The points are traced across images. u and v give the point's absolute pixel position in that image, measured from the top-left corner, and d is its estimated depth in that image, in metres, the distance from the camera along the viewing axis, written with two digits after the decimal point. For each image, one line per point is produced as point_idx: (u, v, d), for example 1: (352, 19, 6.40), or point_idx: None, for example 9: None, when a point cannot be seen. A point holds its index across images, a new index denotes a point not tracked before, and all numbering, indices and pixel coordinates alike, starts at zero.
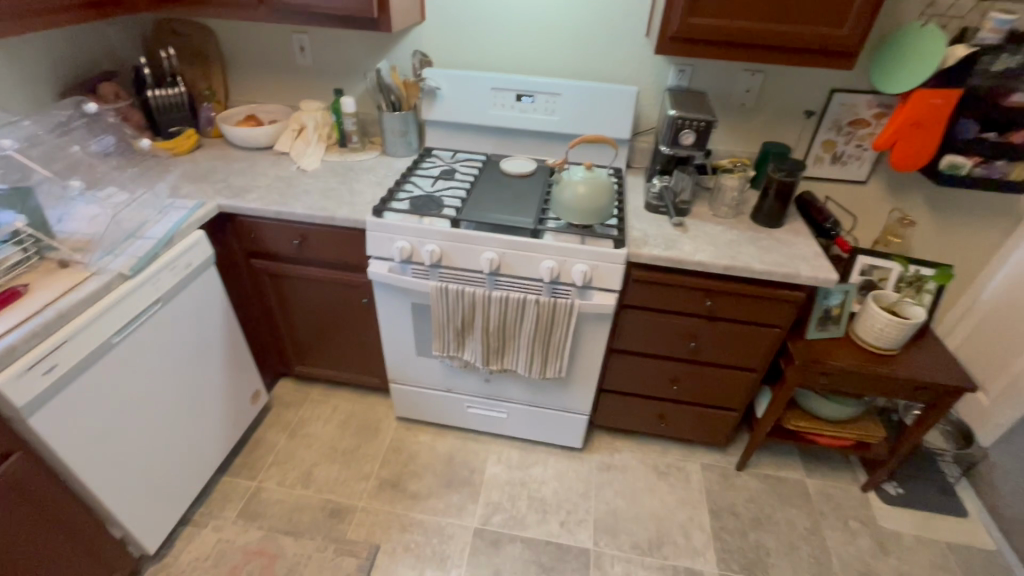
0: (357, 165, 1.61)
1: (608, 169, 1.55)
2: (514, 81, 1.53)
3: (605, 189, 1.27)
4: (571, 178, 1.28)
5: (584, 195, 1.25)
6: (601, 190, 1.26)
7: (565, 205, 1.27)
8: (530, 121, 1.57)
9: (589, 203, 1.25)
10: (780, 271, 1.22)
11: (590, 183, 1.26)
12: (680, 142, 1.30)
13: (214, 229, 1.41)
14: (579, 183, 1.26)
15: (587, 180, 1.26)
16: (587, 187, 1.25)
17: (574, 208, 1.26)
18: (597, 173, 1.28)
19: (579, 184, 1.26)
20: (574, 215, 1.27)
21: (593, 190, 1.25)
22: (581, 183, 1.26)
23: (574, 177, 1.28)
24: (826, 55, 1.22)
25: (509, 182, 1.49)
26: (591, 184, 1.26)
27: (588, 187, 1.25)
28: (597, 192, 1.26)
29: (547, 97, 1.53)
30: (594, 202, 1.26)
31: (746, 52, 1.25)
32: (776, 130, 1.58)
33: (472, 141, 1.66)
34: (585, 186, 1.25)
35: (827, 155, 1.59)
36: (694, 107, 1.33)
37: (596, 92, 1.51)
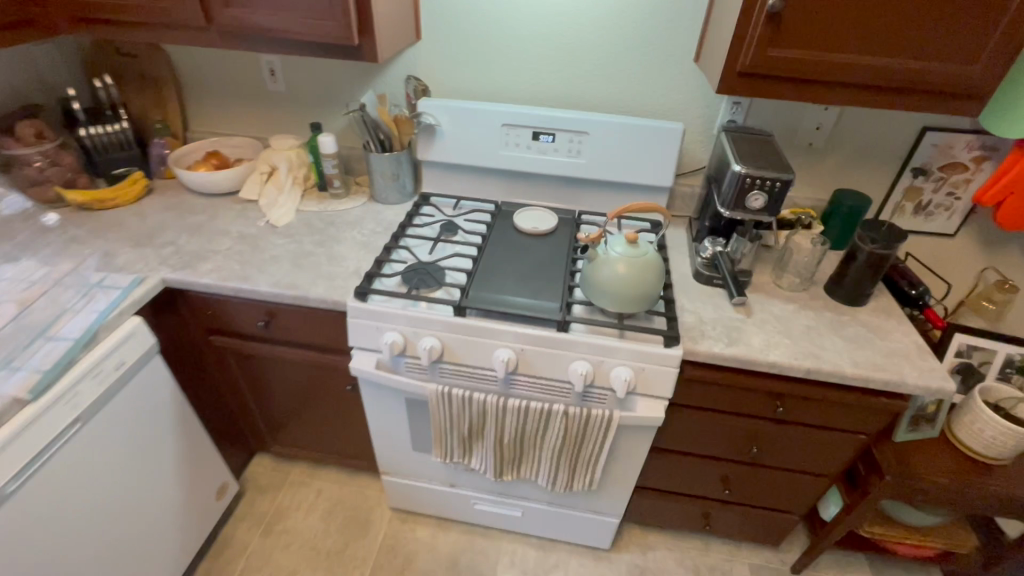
0: (340, 217, 1.33)
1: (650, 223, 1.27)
2: (530, 115, 1.25)
3: (653, 270, 0.99)
4: (611, 254, 0.99)
5: (626, 277, 0.97)
6: (647, 273, 0.98)
7: (599, 289, 0.99)
8: (549, 164, 1.28)
9: (631, 287, 0.97)
10: (879, 378, 0.95)
11: (633, 260, 0.98)
12: (745, 206, 1.02)
13: (160, 309, 1.13)
14: (619, 260, 0.98)
15: (630, 256, 0.98)
16: (628, 267, 0.97)
17: (610, 293, 0.98)
18: (643, 249, 0.99)
19: (619, 261, 0.98)
20: (611, 302, 0.99)
21: (635, 272, 0.97)
22: (622, 259, 0.98)
23: (613, 252, 0.99)
24: (939, 95, 0.95)
25: (526, 244, 1.21)
26: (634, 260, 0.98)
27: (630, 266, 0.97)
28: (640, 273, 0.98)
29: (572, 137, 1.25)
30: (638, 288, 0.98)
31: (837, 91, 0.97)
32: (848, 174, 1.30)
33: (478, 186, 1.38)
34: (626, 265, 0.97)
35: (910, 204, 1.32)
36: (764, 157, 1.05)
37: (632, 131, 1.23)
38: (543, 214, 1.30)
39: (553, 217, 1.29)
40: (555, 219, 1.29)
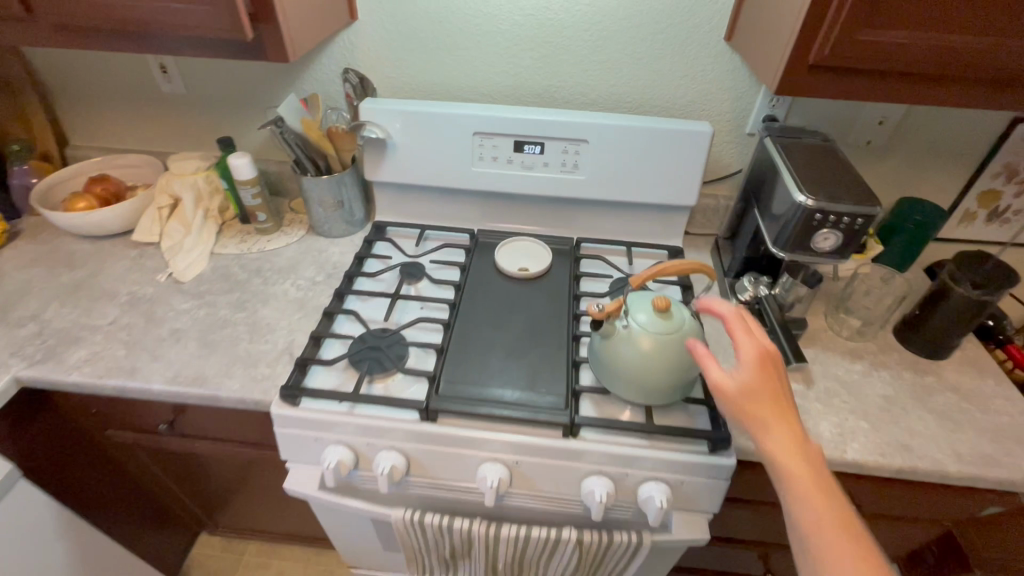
0: (269, 261, 1.02)
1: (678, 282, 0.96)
2: (509, 120, 0.94)
3: (689, 346, 0.72)
4: (632, 324, 0.72)
5: (652, 357, 0.70)
6: (683, 351, 0.71)
7: (617, 374, 0.73)
8: (537, 182, 0.99)
9: (660, 371, 0.71)
10: (989, 478, 0.72)
11: (662, 332, 0.71)
12: (808, 247, 0.76)
13: (19, 415, 0.83)
14: (643, 333, 0.71)
15: (657, 326, 0.71)
16: (656, 342, 0.70)
17: (632, 380, 0.72)
18: (676, 318, 0.72)
19: (643, 334, 0.71)
20: (633, 391, 0.73)
21: (665, 351, 0.70)
22: (646, 331, 0.71)
23: (634, 321, 0.72)
24: None
25: (513, 294, 0.93)
26: (662, 332, 0.71)
27: (658, 342, 0.70)
28: (673, 351, 0.70)
29: (567, 147, 0.95)
30: (670, 372, 0.71)
31: (940, 89, 0.68)
32: (912, 177, 1.04)
33: (447, 209, 1.08)
34: (653, 341, 0.70)
35: (982, 211, 1.07)
36: (832, 179, 0.77)
37: (644, 137, 0.93)
38: (532, 249, 1.02)
39: (546, 252, 1.01)
40: (548, 254, 1.00)
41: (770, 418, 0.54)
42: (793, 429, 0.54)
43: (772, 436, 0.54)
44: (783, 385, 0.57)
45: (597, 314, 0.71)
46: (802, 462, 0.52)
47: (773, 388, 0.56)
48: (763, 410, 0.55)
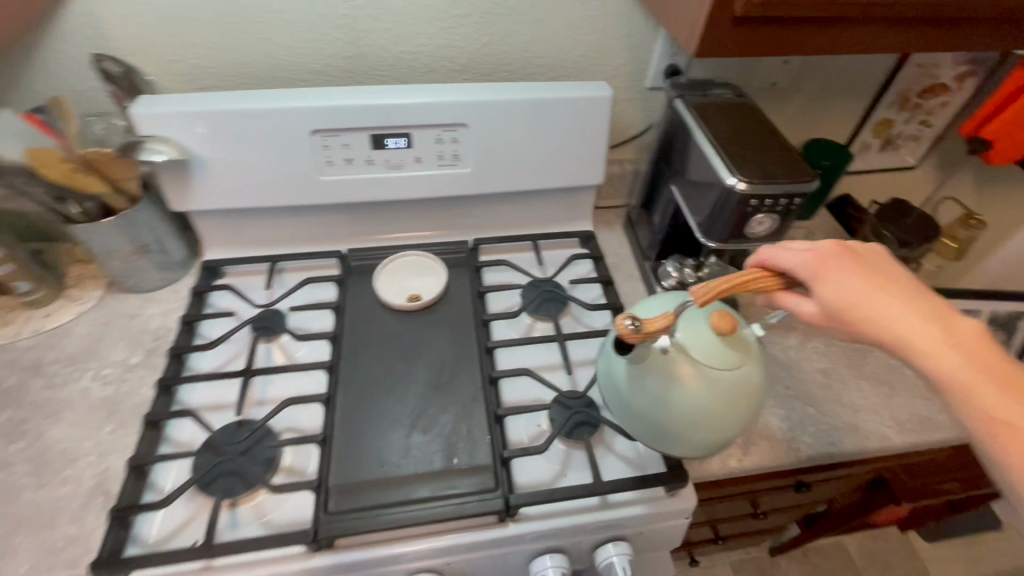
0: (53, 347, 0.72)
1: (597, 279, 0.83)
2: (356, 109, 0.70)
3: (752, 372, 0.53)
4: (674, 349, 0.52)
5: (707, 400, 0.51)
6: (744, 384, 0.53)
7: (659, 423, 0.54)
8: (411, 183, 0.77)
9: (716, 416, 0.52)
10: (930, 442, 0.70)
11: (714, 361, 0.51)
12: (742, 234, 0.65)
13: None
14: (689, 363, 0.51)
15: (710, 353, 0.51)
16: (707, 378, 0.51)
17: (675, 430, 0.54)
18: (731, 338, 0.52)
19: (689, 365, 0.51)
20: (680, 442, 0.55)
21: (723, 387, 0.51)
22: (689, 364, 0.51)
23: (679, 346, 0.52)
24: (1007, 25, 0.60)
25: (405, 333, 0.74)
26: (716, 361, 0.51)
27: (710, 377, 0.51)
28: (731, 389, 0.52)
29: (441, 134, 0.74)
30: (730, 416, 0.53)
31: (885, 32, 0.57)
32: (814, 116, 0.97)
33: (301, 229, 0.83)
34: (703, 376, 0.51)
35: (877, 141, 1.04)
36: (759, 147, 0.65)
37: (534, 111, 0.74)
38: (421, 266, 0.82)
39: (438, 268, 0.82)
40: (441, 270, 0.81)
41: (912, 323, 0.42)
42: (944, 323, 0.42)
43: (919, 345, 0.41)
44: (894, 272, 0.45)
45: (633, 335, 0.48)
46: (973, 362, 0.40)
47: (886, 285, 0.44)
48: (894, 318, 0.43)
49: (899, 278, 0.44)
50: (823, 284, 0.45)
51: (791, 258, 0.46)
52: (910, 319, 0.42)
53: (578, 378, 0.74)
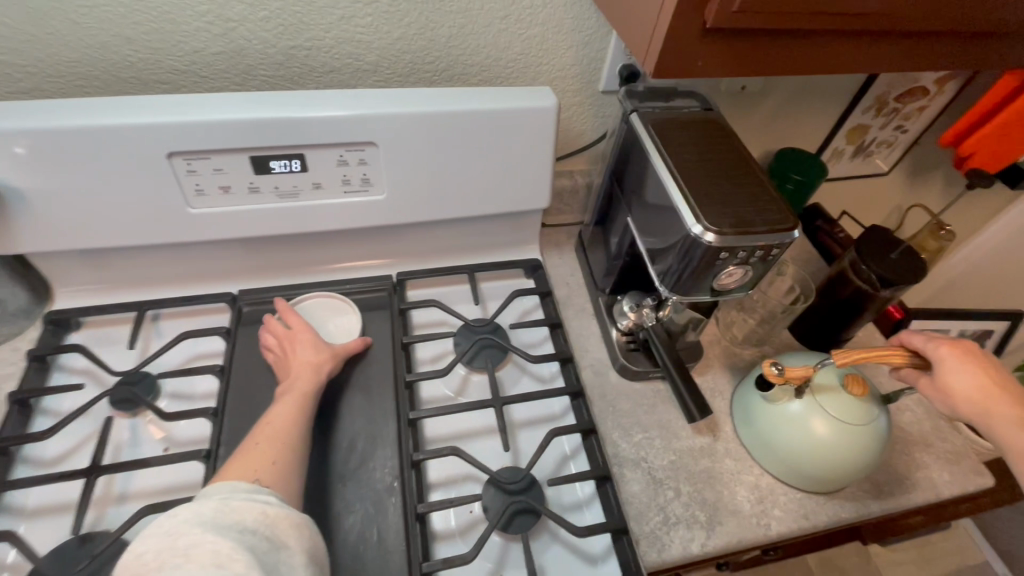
0: None
1: (542, 321, 0.70)
2: (226, 127, 0.54)
3: (879, 418, 0.59)
4: (806, 394, 0.60)
5: (834, 450, 0.57)
6: (878, 435, 0.59)
7: (791, 466, 0.60)
8: (312, 214, 0.63)
9: (847, 462, 0.58)
10: (907, 505, 0.63)
11: (838, 411, 0.58)
12: (708, 285, 0.54)
13: None
14: (818, 411, 0.58)
15: (840, 403, 0.58)
16: (834, 425, 0.58)
17: (801, 470, 0.59)
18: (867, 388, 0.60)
19: (816, 412, 0.58)
20: (815, 483, 0.60)
21: (852, 436, 0.57)
22: (821, 413, 0.58)
23: (811, 394, 0.59)
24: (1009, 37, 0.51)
25: None
26: (841, 410, 0.58)
27: (837, 426, 0.58)
28: (859, 436, 0.57)
29: (345, 156, 0.59)
30: (859, 464, 0.58)
31: (884, 43, 0.47)
32: (785, 123, 0.87)
33: (178, 268, 0.67)
34: (833, 426, 0.58)
35: (849, 148, 0.95)
36: (731, 179, 0.54)
37: (459, 125, 0.60)
38: (332, 312, 0.68)
39: (353, 313, 0.68)
40: (355, 316, 0.68)
41: (1009, 418, 0.50)
42: None
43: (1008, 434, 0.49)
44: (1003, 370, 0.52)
45: (777, 378, 0.57)
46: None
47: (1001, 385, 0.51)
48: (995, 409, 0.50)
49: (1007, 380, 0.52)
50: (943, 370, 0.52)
51: (924, 340, 0.53)
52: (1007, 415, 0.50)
53: (518, 448, 0.62)
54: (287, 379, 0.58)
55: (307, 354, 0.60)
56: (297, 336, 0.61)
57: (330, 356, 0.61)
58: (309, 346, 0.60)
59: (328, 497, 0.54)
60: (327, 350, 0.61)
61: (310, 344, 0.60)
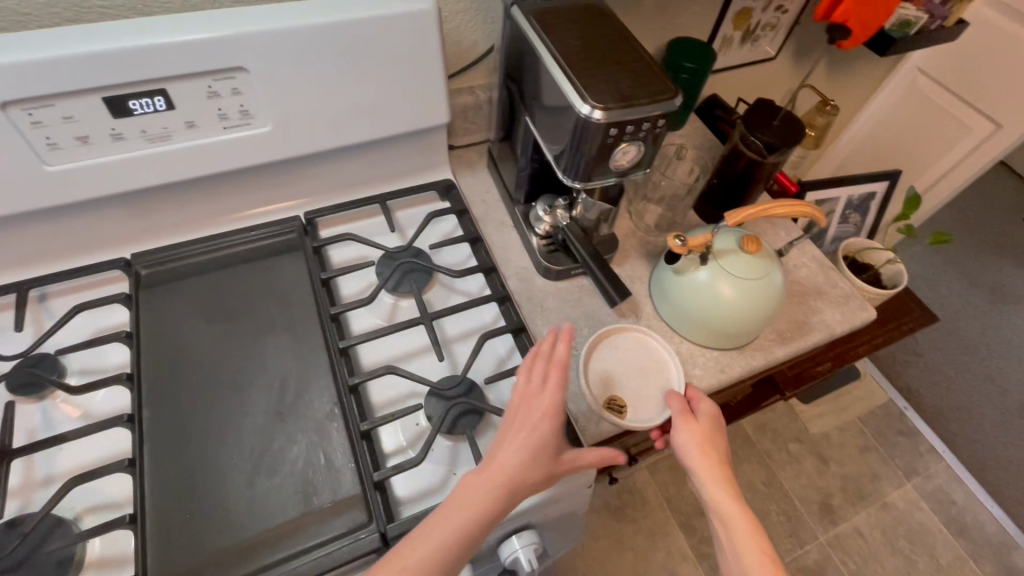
0: None
1: (460, 237, 0.71)
2: (63, 67, 0.48)
3: (775, 273, 0.65)
4: (709, 262, 0.65)
5: (738, 307, 0.62)
6: (776, 287, 0.64)
7: (704, 329, 0.66)
8: (191, 156, 0.58)
9: (752, 315, 0.63)
10: (807, 347, 0.71)
11: (737, 270, 0.63)
12: (605, 169, 0.56)
13: None
14: (720, 274, 0.64)
15: (739, 263, 0.64)
16: (735, 284, 0.63)
17: (713, 330, 0.65)
18: (762, 247, 0.65)
19: (719, 276, 0.63)
20: (727, 341, 0.67)
21: (753, 291, 0.63)
22: (723, 276, 0.63)
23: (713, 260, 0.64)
24: None
25: (232, 351, 0.59)
26: (740, 270, 0.63)
27: (738, 284, 0.63)
28: (758, 290, 0.63)
29: (214, 86, 0.55)
30: (762, 316, 0.64)
31: None
32: (673, 13, 0.87)
33: (56, 240, 0.61)
34: (735, 284, 0.63)
35: (737, 34, 0.98)
36: (614, 59, 0.54)
37: (333, 39, 0.57)
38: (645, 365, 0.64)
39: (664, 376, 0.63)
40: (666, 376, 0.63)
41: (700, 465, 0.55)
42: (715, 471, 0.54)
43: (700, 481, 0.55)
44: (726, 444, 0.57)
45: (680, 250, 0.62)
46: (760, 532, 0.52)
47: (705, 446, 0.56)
48: (711, 473, 0.54)
49: (723, 454, 0.56)
50: (693, 431, 0.55)
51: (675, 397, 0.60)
52: (729, 501, 0.53)
53: (455, 359, 0.64)
54: (477, 472, 0.48)
55: (523, 458, 0.48)
56: (530, 415, 0.50)
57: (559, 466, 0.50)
58: (532, 452, 0.48)
59: (268, 434, 0.54)
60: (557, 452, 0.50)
61: (531, 448, 0.49)
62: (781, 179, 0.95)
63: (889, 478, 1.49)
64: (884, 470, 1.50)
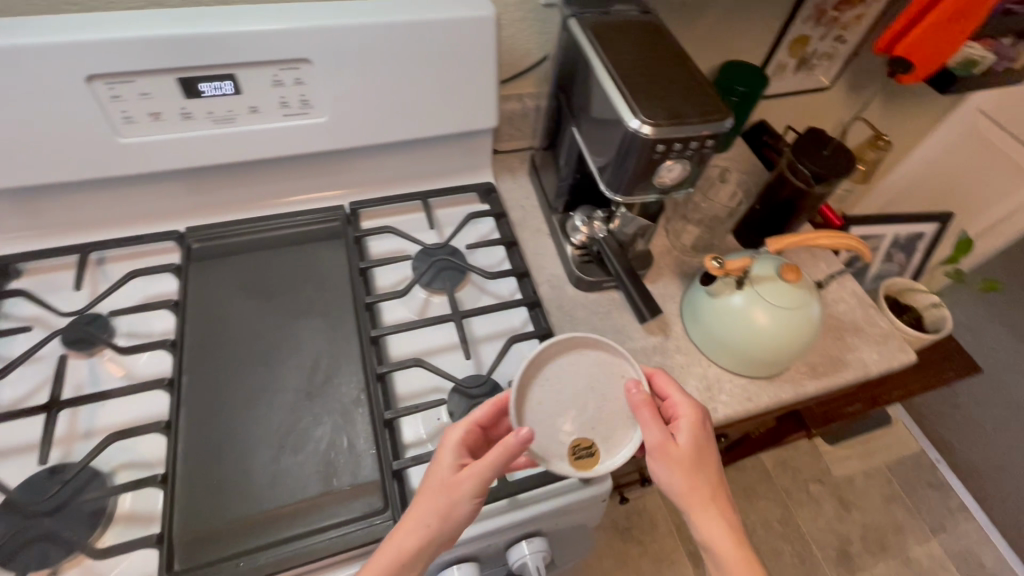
0: None
1: (497, 240, 0.72)
2: (147, 49, 0.51)
3: (813, 305, 0.64)
4: (745, 287, 0.64)
5: (772, 335, 0.61)
6: (813, 319, 0.63)
7: (734, 355, 0.65)
8: (250, 140, 0.61)
9: (786, 345, 0.62)
10: (840, 384, 0.69)
11: (774, 298, 0.62)
12: (649, 184, 0.56)
13: None
14: (756, 300, 0.63)
15: (776, 291, 0.63)
16: (771, 312, 0.62)
17: (743, 357, 0.64)
18: (801, 277, 0.64)
19: (755, 302, 0.63)
20: (757, 369, 0.65)
21: (788, 320, 0.62)
22: (758, 303, 0.63)
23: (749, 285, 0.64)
24: None
25: (268, 328, 0.61)
26: (776, 298, 0.62)
27: (773, 312, 0.62)
28: (794, 321, 0.62)
29: (279, 75, 0.57)
30: (796, 347, 0.63)
31: None
32: (728, 36, 0.87)
33: (119, 208, 0.65)
34: (770, 312, 0.62)
35: (791, 61, 0.97)
36: (666, 76, 0.55)
37: (395, 39, 0.59)
38: (600, 377, 0.53)
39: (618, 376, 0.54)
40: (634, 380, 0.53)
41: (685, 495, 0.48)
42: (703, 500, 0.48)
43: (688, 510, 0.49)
44: (719, 469, 0.50)
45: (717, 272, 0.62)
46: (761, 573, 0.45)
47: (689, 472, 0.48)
48: (691, 503, 0.47)
49: (709, 478, 0.48)
50: (670, 463, 0.48)
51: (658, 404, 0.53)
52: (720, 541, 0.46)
53: (480, 358, 0.65)
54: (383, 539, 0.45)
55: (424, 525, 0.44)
56: (439, 473, 0.47)
57: (446, 484, 0.45)
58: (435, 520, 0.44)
59: (296, 414, 0.55)
60: (449, 484, 0.46)
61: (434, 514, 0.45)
62: (826, 210, 0.93)
63: (913, 531, 1.43)
64: (909, 523, 1.44)
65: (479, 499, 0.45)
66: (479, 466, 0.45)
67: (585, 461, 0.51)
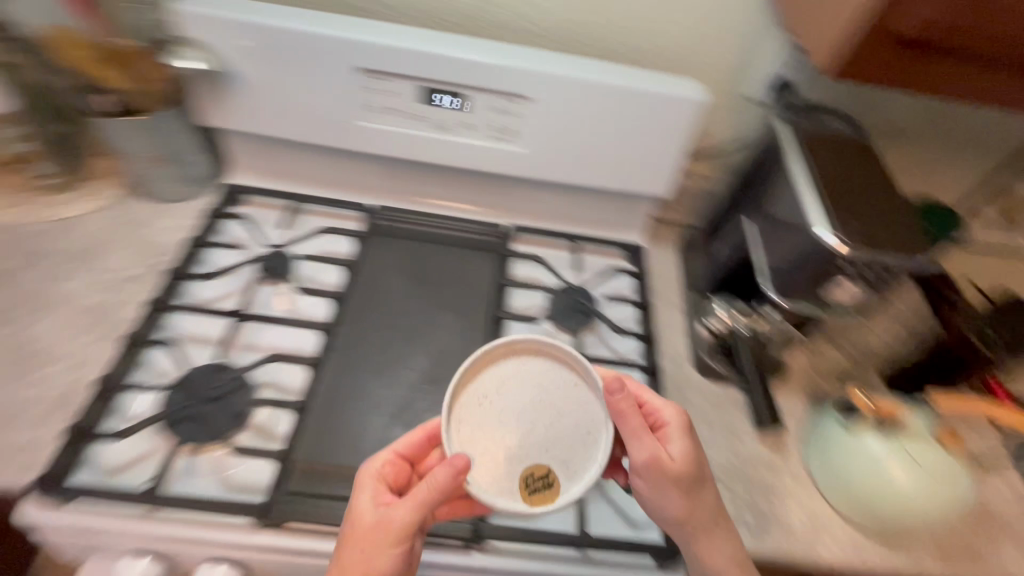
0: (64, 239, 0.70)
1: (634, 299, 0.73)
2: (415, 59, 0.62)
3: (961, 479, 0.57)
4: (888, 434, 0.59)
5: (906, 494, 0.56)
6: (957, 495, 0.57)
7: (853, 500, 0.59)
8: (457, 150, 0.69)
9: (919, 511, 0.56)
10: None
11: (919, 456, 0.57)
12: (817, 296, 0.56)
13: None
14: (898, 452, 0.57)
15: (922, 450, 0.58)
16: (911, 469, 0.56)
17: (864, 506, 0.59)
18: None
19: (896, 452, 0.57)
20: (874, 525, 0.59)
21: (929, 485, 0.56)
22: (899, 455, 0.57)
23: (893, 434, 0.59)
24: None
25: (416, 310, 0.68)
26: (921, 457, 0.57)
27: (914, 471, 0.56)
28: (936, 488, 0.56)
29: (502, 104, 0.65)
30: (929, 518, 0.56)
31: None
32: (928, 176, 0.84)
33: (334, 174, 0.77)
34: (910, 470, 0.57)
35: (993, 218, 0.90)
36: (866, 199, 0.56)
37: (611, 100, 0.65)
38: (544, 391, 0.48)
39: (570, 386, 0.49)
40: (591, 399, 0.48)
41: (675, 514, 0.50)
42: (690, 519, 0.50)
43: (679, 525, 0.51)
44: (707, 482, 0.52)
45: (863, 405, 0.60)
46: None
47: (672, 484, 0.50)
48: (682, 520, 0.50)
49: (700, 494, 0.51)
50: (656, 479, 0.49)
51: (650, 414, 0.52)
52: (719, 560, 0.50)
53: None
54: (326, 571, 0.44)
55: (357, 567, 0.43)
56: (362, 513, 0.45)
57: (367, 530, 0.44)
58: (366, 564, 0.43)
59: (416, 394, 0.60)
60: (374, 522, 0.45)
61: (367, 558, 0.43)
62: None
63: None
64: None
65: (401, 544, 0.44)
66: (404, 509, 0.44)
67: (542, 495, 0.45)
